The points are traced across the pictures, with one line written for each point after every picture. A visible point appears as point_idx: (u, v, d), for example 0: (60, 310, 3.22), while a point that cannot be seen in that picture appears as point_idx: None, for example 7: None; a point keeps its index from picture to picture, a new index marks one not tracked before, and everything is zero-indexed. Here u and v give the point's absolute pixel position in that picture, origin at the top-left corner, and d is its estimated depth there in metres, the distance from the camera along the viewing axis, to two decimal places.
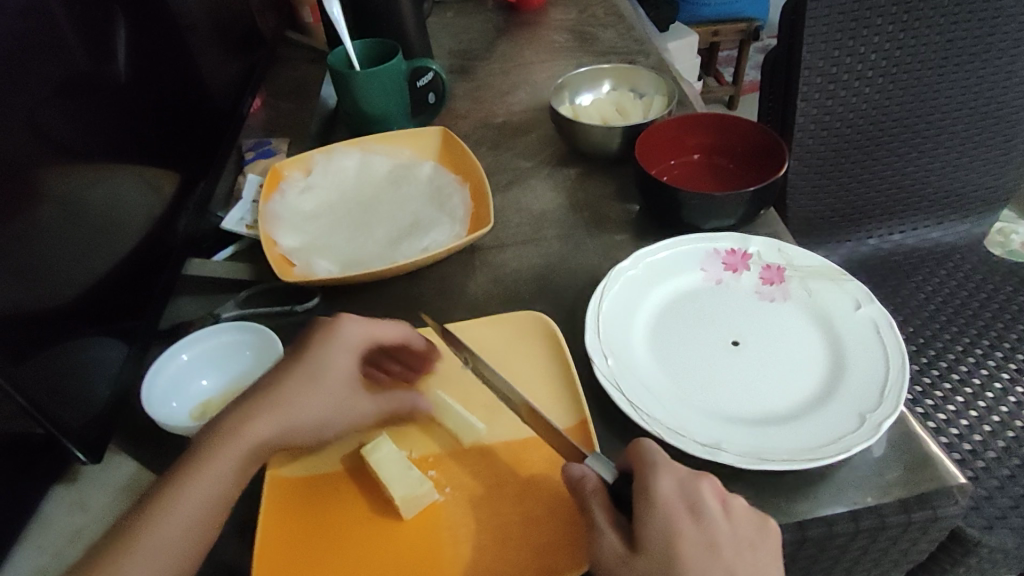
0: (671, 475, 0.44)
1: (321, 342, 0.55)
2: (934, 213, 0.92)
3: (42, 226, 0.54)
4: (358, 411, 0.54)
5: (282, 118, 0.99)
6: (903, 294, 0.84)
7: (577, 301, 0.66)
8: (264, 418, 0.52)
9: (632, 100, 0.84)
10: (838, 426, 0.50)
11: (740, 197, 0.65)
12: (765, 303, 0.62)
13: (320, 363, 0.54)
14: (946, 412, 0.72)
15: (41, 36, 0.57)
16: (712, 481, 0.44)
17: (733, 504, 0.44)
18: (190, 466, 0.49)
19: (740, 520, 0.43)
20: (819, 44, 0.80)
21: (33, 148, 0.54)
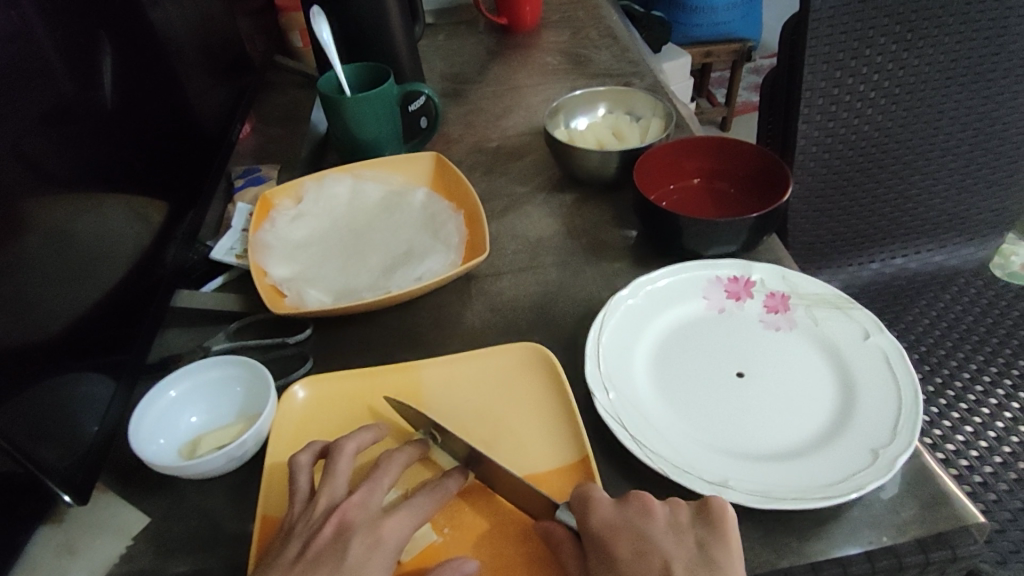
0: (602, 501, 0.46)
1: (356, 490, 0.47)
2: (935, 236, 0.91)
3: (26, 258, 0.52)
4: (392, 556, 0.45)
5: (273, 144, 0.97)
6: (906, 318, 0.83)
7: (577, 332, 0.64)
8: None
9: (629, 124, 0.83)
10: (851, 461, 0.48)
11: (743, 223, 0.63)
12: (770, 332, 0.60)
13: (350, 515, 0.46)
14: (955, 442, 0.70)
15: (28, 62, 0.55)
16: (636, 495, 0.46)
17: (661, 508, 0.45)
18: None
19: (670, 517, 0.44)
20: (820, 66, 0.79)
21: (19, 178, 0.52)
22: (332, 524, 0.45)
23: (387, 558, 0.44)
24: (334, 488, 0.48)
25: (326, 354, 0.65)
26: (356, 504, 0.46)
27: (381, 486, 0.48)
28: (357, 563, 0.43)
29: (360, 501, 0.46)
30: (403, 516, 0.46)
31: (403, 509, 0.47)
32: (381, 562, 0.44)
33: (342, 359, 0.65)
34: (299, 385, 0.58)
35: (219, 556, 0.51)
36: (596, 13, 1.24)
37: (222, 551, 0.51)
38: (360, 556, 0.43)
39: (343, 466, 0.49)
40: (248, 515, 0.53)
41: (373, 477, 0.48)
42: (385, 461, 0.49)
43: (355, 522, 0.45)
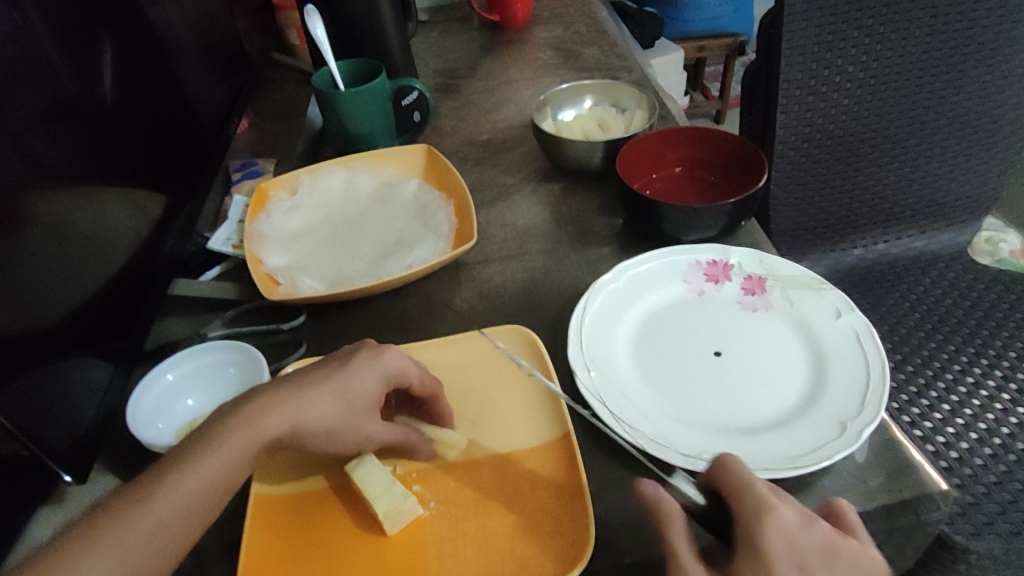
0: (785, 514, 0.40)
1: (365, 361, 0.52)
2: (916, 223, 0.93)
3: (24, 247, 0.54)
4: (364, 398, 0.51)
5: (270, 139, 1.00)
6: (888, 302, 0.85)
7: (562, 315, 0.67)
8: (282, 419, 0.47)
9: (614, 115, 0.85)
10: (820, 433, 0.50)
11: (721, 208, 0.66)
12: (747, 314, 0.62)
13: (358, 380, 0.51)
14: (932, 420, 0.72)
15: (25, 58, 0.57)
16: (762, 514, 0.39)
17: (769, 550, 0.39)
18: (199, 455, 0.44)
19: (775, 559, 0.38)
20: (797, 57, 0.81)
21: (17, 170, 0.54)
22: (336, 392, 0.50)
23: (350, 398, 0.50)
24: (337, 360, 0.52)
25: (318, 339, 0.67)
26: (356, 378, 0.51)
27: (387, 376, 0.52)
28: (333, 393, 0.50)
29: (369, 386, 0.51)
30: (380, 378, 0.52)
31: (384, 373, 0.52)
32: (343, 398, 0.50)
33: (333, 344, 0.67)
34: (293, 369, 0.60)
35: (213, 530, 0.53)
36: (587, 8, 1.27)
37: (216, 526, 0.53)
38: (330, 385, 0.50)
39: (373, 351, 0.53)
40: (242, 491, 0.55)
41: (382, 366, 0.52)
42: (403, 358, 0.54)
43: (355, 389, 0.51)
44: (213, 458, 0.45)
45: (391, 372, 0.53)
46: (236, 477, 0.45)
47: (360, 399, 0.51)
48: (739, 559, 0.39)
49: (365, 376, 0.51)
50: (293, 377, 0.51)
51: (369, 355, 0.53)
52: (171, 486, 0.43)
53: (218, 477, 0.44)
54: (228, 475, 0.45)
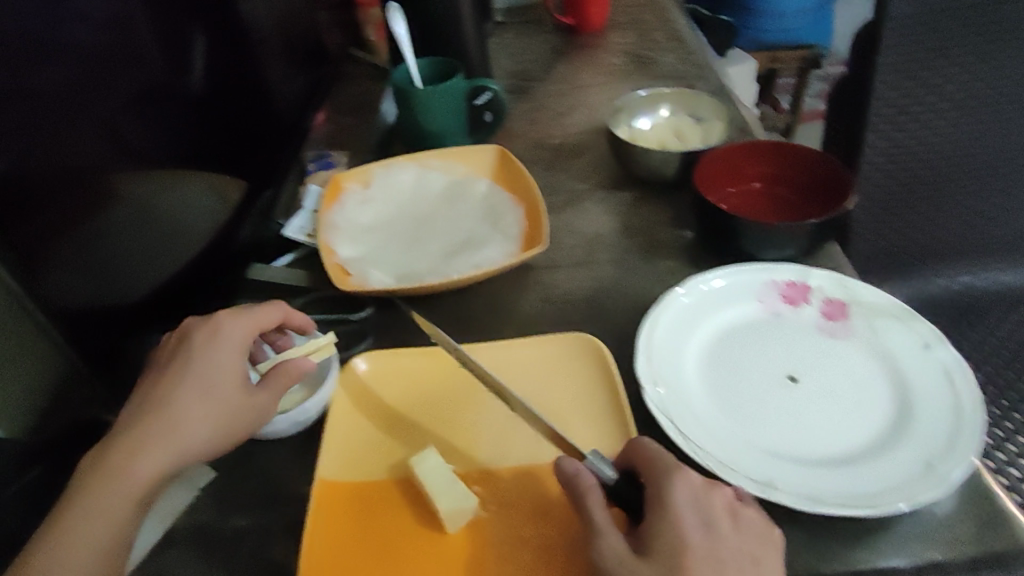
0: (687, 476, 0.44)
1: (199, 343, 0.51)
2: (1005, 258, 0.88)
3: (109, 225, 0.56)
4: (219, 385, 0.50)
5: (344, 132, 1.02)
6: (971, 339, 0.81)
7: (629, 327, 0.66)
8: (148, 440, 0.47)
9: (692, 126, 0.83)
10: (903, 472, 0.48)
11: (803, 228, 0.63)
12: (826, 340, 0.59)
13: (203, 368, 0.50)
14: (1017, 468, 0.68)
15: (122, 45, 0.58)
16: (669, 478, 0.44)
17: (681, 509, 0.43)
18: (76, 499, 0.45)
19: (685, 518, 0.43)
20: (890, 75, 0.81)
21: (109, 153, 0.56)
22: (182, 390, 0.49)
23: (201, 392, 0.49)
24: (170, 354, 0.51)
25: (386, 332, 0.68)
26: (198, 367, 0.50)
27: (218, 353, 0.51)
28: (177, 393, 0.49)
29: (209, 370, 0.50)
30: (214, 362, 0.51)
31: (216, 355, 0.51)
32: (197, 394, 0.49)
33: (400, 339, 0.68)
34: (361, 358, 0.61)
35: (278, 513, 0.54)
36: (663, 15, 1.25)
37: (281, 510, 0.54)
38: (180, 386, 0.49)
39: (205, 328, 0.52)
40: (307, 477, 0.56)
41: (228, 336, 0.52)
42: (230, 321, 0.53)
43: (206, 380, 0.50)
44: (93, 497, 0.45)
45: (233, 339, 0.52)
46: (127, 507, 0.46)
47: (222, 376, 0.50)
48: (652, 522, 0.43)
49: (211, 361, 0.50)
50: (149, 393, 0.50)
51: (211, 327, 0.52)
52: (80, 547, 0.44)
53: (106, 513, 0.45)
54: (116, 509, 0.45)
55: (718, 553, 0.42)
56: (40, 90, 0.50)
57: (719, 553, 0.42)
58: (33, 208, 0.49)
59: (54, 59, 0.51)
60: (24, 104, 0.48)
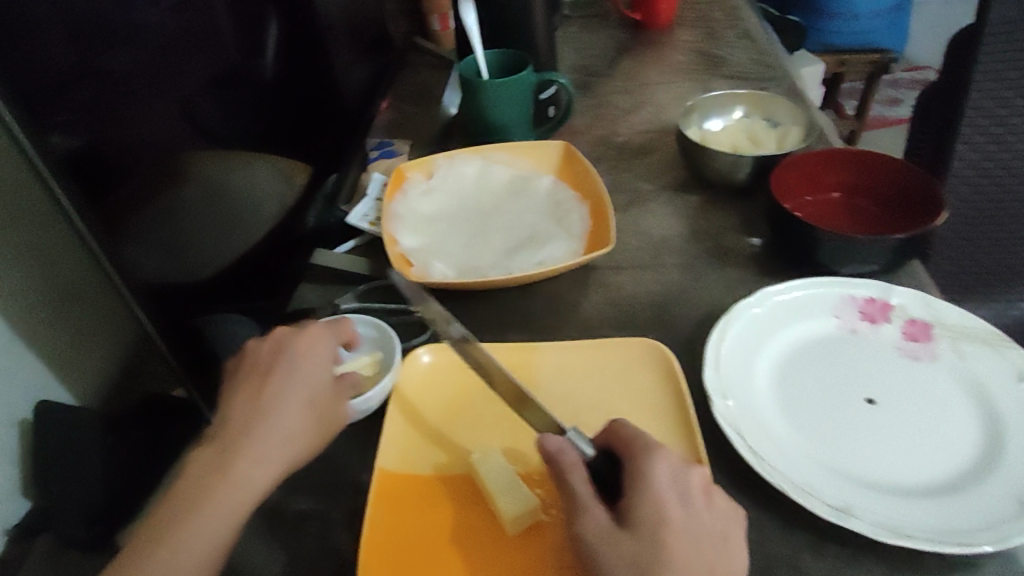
0: (665, 455, 0.44)
1: (287, 349, 0.51)
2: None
3: (184, 204, 0.57)
4: (311, 390, 0.50)
5: (406, 121, 1.02)
6: None
7: (696, 335, 0.64)
8: (250, 444, 0.46)
9: (766, 130, 0.80)
10: (993, 510, 0.45)
11: (887, 243, 0.61)
12: (907, 362, 0.57)
13: (295, 373, 0.50)
14: None
15: (200, 28, 0.59)
16: (650, 456, 0.43)
17: (661, 485, 0.42)
18: (182, 508, 0.43)
19: (666, 493, 0.42)
20: (987, 84, 0.83)
21: (185, 133, 0.57)
22: (276, 395, 0.48)
23: (295, 396, 0.49)
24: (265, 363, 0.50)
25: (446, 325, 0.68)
26: (290, 374, 0.50)
27: (306, 358, 0.51)
28: (270, 399, 0.48)
29: (300, 374, 0.50)
30: (302, 369, 0.50)
31: (304, 360, 0.51)
32: (292, 398, 0.49)
33: None
34: (424, 350, 0.61)
35: (340, 501, 0.54)
36: (733, 13, 1.21)
37: (343, 498, 0.54)
38: (273, 391, 0.49)
39: (301, 340, 0.52)
40: (368, 467, 0.56)
41: (323, 348, 0.52)
42: (314, 329, 0.53)
43: (297, 384, 0.49)
44: (204, 504, 0.44)
45: (318, 345, 0.52)
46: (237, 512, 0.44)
47: (322, 386, 0.51)
48: (633, 497, 0.42)
49: (303, 366, 0.50)
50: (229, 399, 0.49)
51: (307, 338, 0.52)
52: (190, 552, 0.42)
53: (216, 520, 0.43)
54: (230, 513, 0.44)
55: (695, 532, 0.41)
56: (117, 69, 0.50)
57: (697, 531, 0.41)
58: (113, 185, 0.49)
59: (131, 40, 0.51)
60: (103, 83, 0.48)
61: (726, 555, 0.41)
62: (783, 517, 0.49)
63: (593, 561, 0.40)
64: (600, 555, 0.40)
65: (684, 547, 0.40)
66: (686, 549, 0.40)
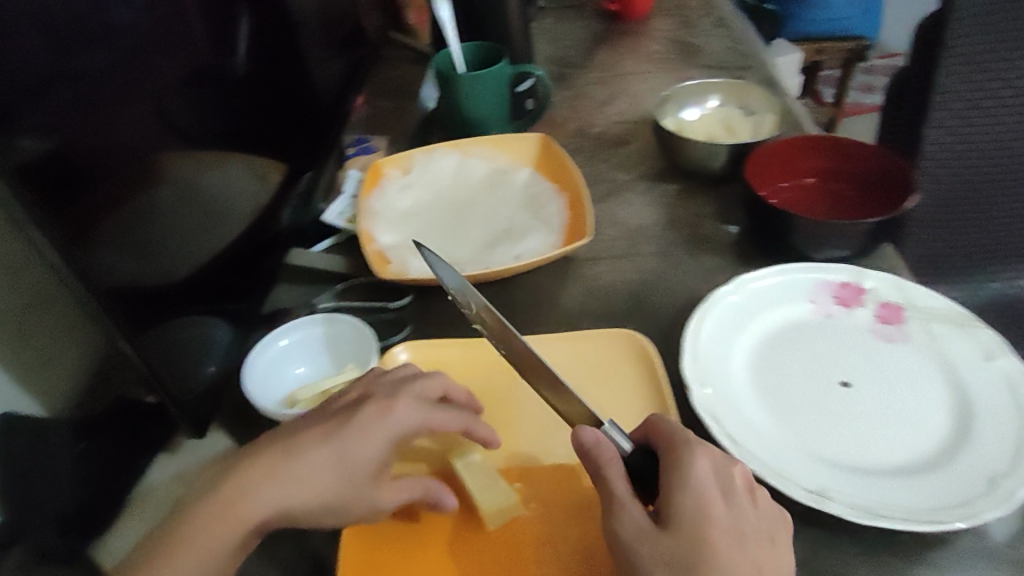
0: (705, 454, 0.43)
1: (371, 417, 0.48)
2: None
3: (157, 206, 0.56)
4: (358, 467, 0.47)
5: (382, 116, 1.01)
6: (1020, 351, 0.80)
7: (673, 323, 0.64)
8: (270, 494, 0.46)
9: (741, 118, 0.81)
10: (963, 488, 0.46)
11: (861, 228, 0.61)
12: (881, 344, 0.57)
13: (359, 445, 0.47)
14: None
15: (172, 27, 0.58)
16: (689, 451, 0.43)
17: (700, 478, 0.42)
18: (186, 530, 0.45)
19: (707, 488, 0.41)
20: (957, 66, 0.82)
21: (158, 133, 0.56)
22: (323, 460, 0.47)
23: (338, 471, 0.46)
24: (346, 408, 0.50)
25: (424, 321, 0.68)
26: (346, 440, 0.47)
27: (376, 437, 0.48)
28: (309, 460, 0.47)
29: (355, 450, 0.47)
30: (373, 447, 0.47)
31: (382, 441, 0.48)
32: (334, 467, 0.47)
33: (438, 328, 0.67)
34: (401, 347, 0.61)
35: None
36: (708, 2, 1.21)
37: None
38: (318, 458, 0.47)
39: (382, 404, 0.49)
40: None
41: (395, 431, 0.48)
42: (410, 403, 0.50)
43: (346, 458, 0.47)
44: (202, 529, 0.45)
45: (402, 428, 0.49)
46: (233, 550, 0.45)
47: (365, 468, 0.47)
48: (676, 496, 0.41)
49: (366, 442, 0.47)
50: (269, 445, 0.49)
51: (391, 414, 0.49)
52: (186, 551, 0.45)
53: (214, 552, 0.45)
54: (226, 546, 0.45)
55: (737, 526, 0.41)
56: (86, 72, 0.49)
57: (739, 525, 0.41)
58: (86, 188, 0.48)
59: (101, 41, 0.50)
60: (75, 86, 0.48)
61: (773, 555, 0.41)
62: None
63: (631, 561, 0.40)
64: (639, 552, 0.40)
65: (728, 547, 0.40)
66: (729, 549, 0.40)
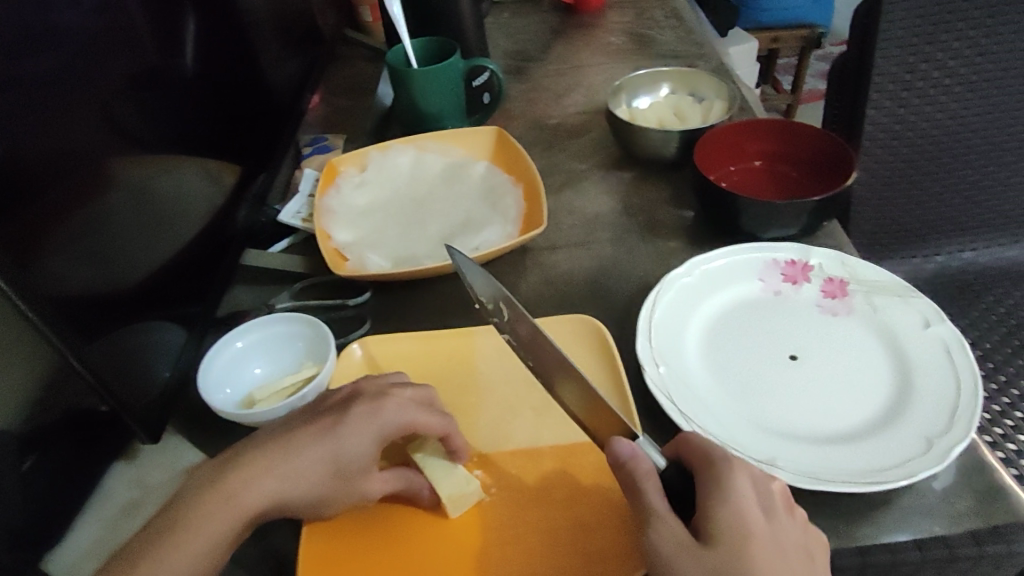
0: (744, 468, 0.42)
1: (361, 413, 0.48)
2: (980, 236, 0.94)
3: (109, 211, 0.55)
4: (346, 463, 0.47)
5: (339, 114, 1.01)
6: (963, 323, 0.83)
7: (628, 307, 0.65)
8: (263, 489, 0.46)
9: (691, 105, 0.82)
10: (902, 449, 0.48)
11: (805, 206, 0.63)
12: (826, 318, 0.59)
13: (348, 441, 0.47)
14: (1007, 450, 0.70)
15: (116, 30, 0.57)
16: (730, 465, 0.41)
17: (741, 493, 0.40)
18: (177, 525, 0.46)
19: (747, 502, 0.40)
20: (891, 50, 0.83)
21: (105, 137, 0.55)
22: (313, 456, 0.47)
23: (327, 466, 0.47)
24: (338, 407, 0.50)
25: (383, 316, 0.68)
26: (336, 438, 0.47)
27: (366, 435, 0.48)
28: (301, 455, 0.47)
29: (343, 446, 0.47)
30: (362, 444, 0.48)
31: (370, 438, 0.48)
32: (324, 463, 0.47)
33: (396, 322, 0.67)
34: (358, 343, 0.61)
35: None
36: None
37: None
38: (309, 453, 0.47)
39: (372, 403, 0.49)
40: None
41: (384, 431, 0.48)
42: (400, 402, 0.50)
43: (335, 454, 0.47)
44: (194, 523, 0.45)
45: (390, 427, 0.49)
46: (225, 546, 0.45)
47: (353, 465, 0.47)
48: (718, 511, 0.40)
49: (356, 438, 0.48)
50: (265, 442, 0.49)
51: (380, 413, 0.49)
52: (183, 547, 0.44)
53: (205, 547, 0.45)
54: (219, 542, 0.45)
55: (776, 540, 0.40)
56: (29, 77, 0.48)
57: (778, 540, 0.40)
58: (32, 194, 0.47)
59: (43, 45, 0.49)
60: (17, 91, 0.47)
61: (810, 571, 0.40)
62: None
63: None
64: (680, 569, 0.38)
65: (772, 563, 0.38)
66: (771, 564, 0.39)
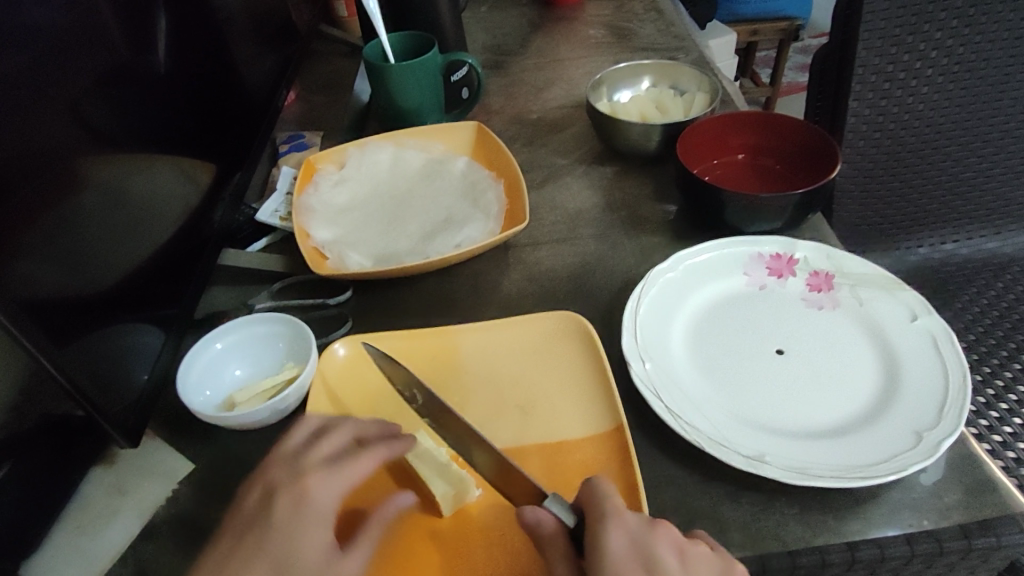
0: (619, 529, 0.38)
1: (289, 509, 0.44)
2: (961, 228, 0.94)
3: (81, 213, 0.53)
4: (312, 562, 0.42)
5: (316, 111, 0.99)
6: (947, 316, 0.84)
7: (614, 302, 0.65)
8: None
9: (673, 98, 0.82)
10: (892, 443, 0.47)
11: (790, 199, 0.62)
12: (812, 311, 0.59)
13: (296, 537, 0.43)
14: (991, 441, 0.70)
15: (84, 25, 0.55)
16: (604, 533, 0.38)
17: (619, 564, 0.37)
18: None
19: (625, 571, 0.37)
20: (874, 41, 0.83)
21: (75, 136, 0.53)
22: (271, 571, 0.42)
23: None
24: (254, 516, 0.44)
25: (365, 316, 0.67)
26: (287, 539, 0.43)
27: (308, 519, 0.43)
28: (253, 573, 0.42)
29: (298, 540, 0.43)
30: (314, 534, 0.43)
31: (316, 523, 0.43)
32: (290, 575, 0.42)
33: (378, 321, 0.66)
34: (339, 343, 0.58)
35: None
36: None
37: None
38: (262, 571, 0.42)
39: (292, 492, 0.44)
40: None
41: (323, 502, 0.44)
42: (316, 474, 0.45)
43: (294, 556, 0.42)
44: None
45: (327, 502, 0.44)
46: None
47: (320, 554, 0.42)
48: None
49: (302, 531, 0.43)
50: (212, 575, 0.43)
51: (307, 486, 0.44)
52: None
53: None
54: None
55: None
56: None
57: None
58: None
59: (9, 42, 0.47)
60: None
61: None
62: (701, 471, 0.50)
63: None
64: None
65: None
66: None
